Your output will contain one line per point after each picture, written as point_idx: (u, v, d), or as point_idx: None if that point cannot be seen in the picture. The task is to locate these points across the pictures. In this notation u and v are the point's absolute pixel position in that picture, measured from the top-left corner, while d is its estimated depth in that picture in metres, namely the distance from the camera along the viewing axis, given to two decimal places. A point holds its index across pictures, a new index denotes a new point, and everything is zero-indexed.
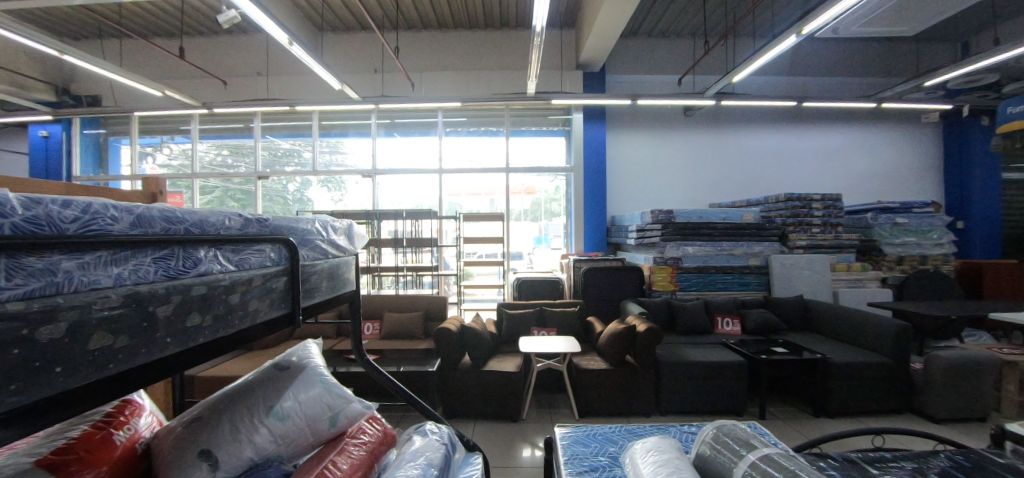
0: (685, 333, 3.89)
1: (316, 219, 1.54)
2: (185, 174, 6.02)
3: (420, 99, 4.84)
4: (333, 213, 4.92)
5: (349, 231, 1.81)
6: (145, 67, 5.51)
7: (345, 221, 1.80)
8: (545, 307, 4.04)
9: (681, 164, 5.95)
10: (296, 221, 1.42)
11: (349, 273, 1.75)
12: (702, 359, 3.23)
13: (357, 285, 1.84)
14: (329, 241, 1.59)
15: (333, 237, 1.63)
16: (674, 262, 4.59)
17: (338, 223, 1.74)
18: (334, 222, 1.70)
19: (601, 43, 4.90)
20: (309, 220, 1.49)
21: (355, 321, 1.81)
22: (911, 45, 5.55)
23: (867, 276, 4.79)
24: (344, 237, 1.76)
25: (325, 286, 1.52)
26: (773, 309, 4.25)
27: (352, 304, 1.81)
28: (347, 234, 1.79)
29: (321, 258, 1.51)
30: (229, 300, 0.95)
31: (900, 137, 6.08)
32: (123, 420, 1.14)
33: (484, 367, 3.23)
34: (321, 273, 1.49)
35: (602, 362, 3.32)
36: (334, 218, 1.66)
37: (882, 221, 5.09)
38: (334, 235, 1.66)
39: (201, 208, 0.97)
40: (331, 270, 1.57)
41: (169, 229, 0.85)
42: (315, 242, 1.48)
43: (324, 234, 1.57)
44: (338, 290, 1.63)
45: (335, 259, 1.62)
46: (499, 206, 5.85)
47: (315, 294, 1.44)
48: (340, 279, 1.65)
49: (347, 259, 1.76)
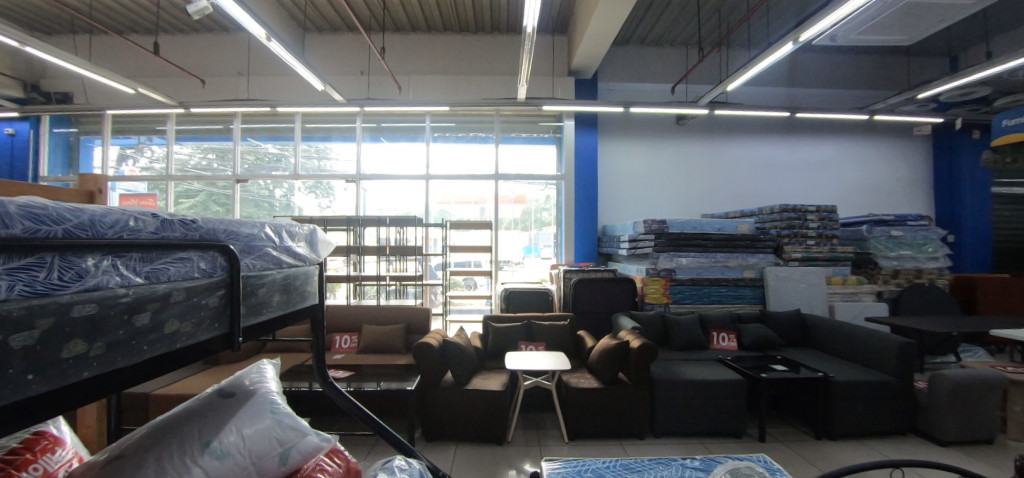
0: (679, 348, 3.71)
1: (267, 222, 1.20)
2: (161, 176, 5.75)
3: (408, 102, 4.68)
4: (314, 219, 4.69)
5: (311, 238, 1.49)
6: (120, 64, 5.27)
7: (307, 225, 1.48)
8: (533, 320, 3.84)
9: (675, 173, 5.86)
10: (240, 222, 1.08)
11: (310, 286, 1.43)
12: (700, 378, 3.05)
13: (320, 298, 1.51)
14: (286, 249, 1.27)
15: (291, 244, 1.31)
16: (668, 274, 4.43)
17: (298, 226, 1.41)
18: (292, 226, 1.37)
19: (594, 49, 4.82)
20: (257, 224, 1.15)
21: (318, 338, 1.54)
22: (902, 59, 5.59)
23: (863, 289, 4.70)
24: (305, 245, 1.44)
25: (276, 302, 1.18)
26: (770, 324, 4.10)
27: (314, 320, 1.50)
28: (309, 242, 1.47)
29: (274, 268, 1.17)
30: (132, 322, 0.70)
31: (891, 150, 6.10)
32: (27, 458, 1.02)
33: (468, 385, 3.00)
34: (274, 287, 1.16)
35: (594, 380, 3.12)
36: (293, 220, 1.34)
37: (877, 234, 5.02)
38: (292, 241, 1.33)
39: (94, 204, 0.68)
40: (287, 283, 1.24)
41: (39, 232, 0.57)
42: (267, 250, 1.15)
43: (279, 242, 1.24)
44: (294, 308, 1.31)
45: (292, 271, 1.29)
46: (488, 214, 5.68)
47: (263, 312, 1.12)
48: (298, 294, 1.33)
49: (309, 269, 1.43)
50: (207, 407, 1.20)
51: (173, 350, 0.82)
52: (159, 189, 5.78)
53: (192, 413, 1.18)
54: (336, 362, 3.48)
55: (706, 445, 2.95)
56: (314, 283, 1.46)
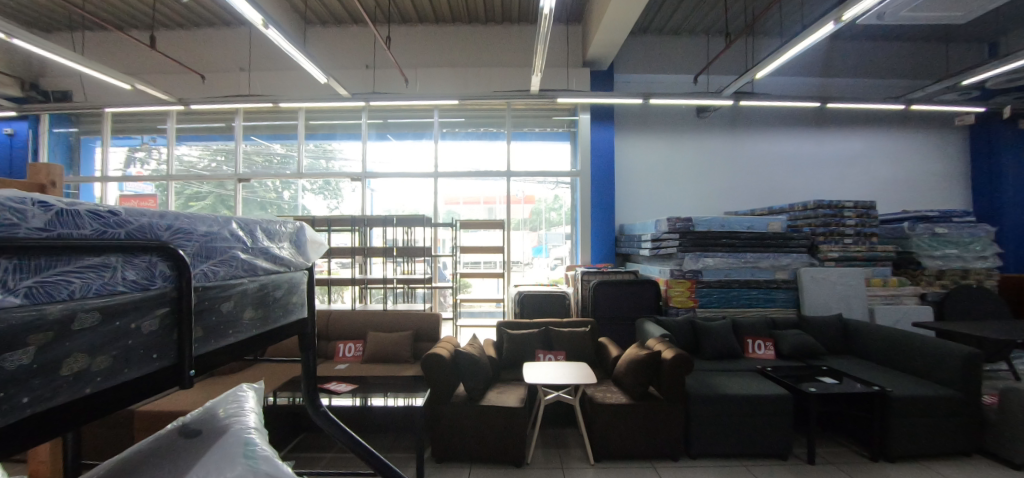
0: (712, 358, 3.40)
1: (236, 216, 0.91)
2: (163, 177, 5.58)
3: (416, 96, 4.44)
4: (316, 219, 4.44)
5: (297, 237, 1.22)
6: (119, 60, 5.08)
7: (292, 221, 1.21)
8: (551, 326, 3.56)
9: (695, 169, 5.54)
10: (196, 217, 0.79)
11: (296, 296, 1.17)
12: (741, 392, 2.74)
13: (309, 312, 1.25)
14: (264, 251, 0.99)
15: (270, 246, 1.04)
16: (694, 275, 4.13)
17: (281, 221, 1.14)
18: (271, 222, 1.09)
19: (612, 38, 4.53)
20: (226, 221, 0.88)
21: (307, 356, 1.28)
22: (940, 45, 5.22)
23: (904, 291, 4.33)
24: (289, 246, 1.16)
25: (248, 320, 0.92)
26: (808, 330, 3.76)
27: (302, 335, 1.25)
28: (296, 243, 1.20)
29: (246, 276, 0.91)
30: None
31: (928, 143, 5.71)
32: None
33: (483, 400, 2.72)
34: (242, 301, 0.89)
35: (621, 395, 2.82)
36: (272, 217, 1.07)
37: (920, 232, 4.64)
38: (273, 241, 1.07)
39: None
40: (262, 295, 0.98)
41: None
42: (236, 254, 0.87)
43: (255, 243, 0.97)
44: (277, 325, 1.06)
45: (270, 279, 1.02)
46: (499, 214, 5.42)
47: (231, 333, 0.86)
48: (281, 307, 1.07)
49: (294, 276, 1.16)
50: (162, 452, 0.93)
51: (74, 400, 0.54)
52: (162, 190, 5.62)
53: (140, 463, 0.90)
54: (339, 373, 3.23)
55: (750, 469, 2.63)
56: (302, 292, 1.20)
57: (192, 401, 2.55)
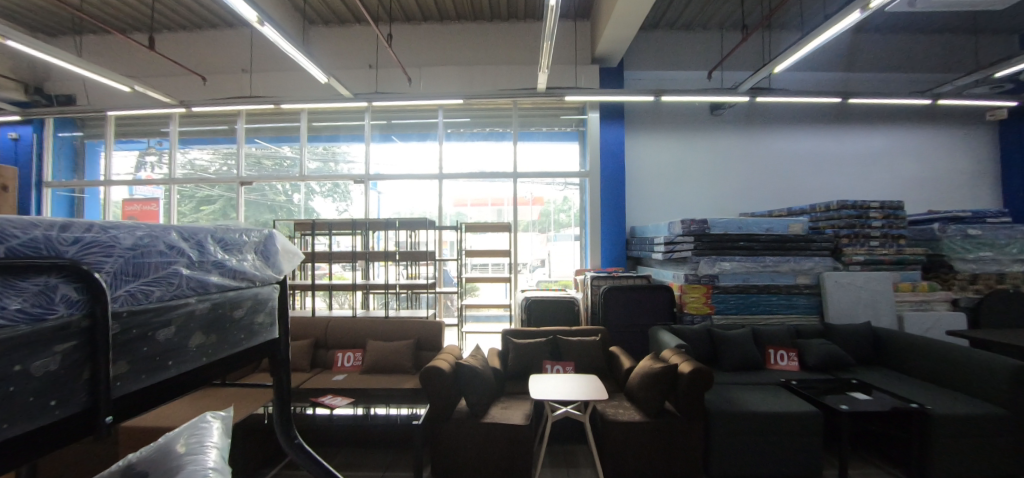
0: (732, 369, 3.20)
1: (176, 225, 0.80)
2: (167, 181, 5.54)
3: (420, 96, 4.32)
4: (319, 223, 4.33)
5: (262, 247, 1.11)
6: (121, 63, 5.04)
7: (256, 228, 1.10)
8: (559, 335, 3.39)
9: (709, 168, 5.32)
10: (126, 225, 0.68)
11: (258, 317, 1.08)
12: (765, 409, 2.54)
13: (278, 328, 1.17)
14: (217, 264, 0.89)
15: (226, 258, 0.93)
16: (710, 281, 3.93)
17: (243, 230, 1.03)
18: (231, 231, 0.98)
19: (621, 34, 4.36)
20: (163, 232, 0.76)
21: (280, 380, 1.23)
22: (969, 37, 4.94)
23: (935, 297, 4.07)
24: (254, 257, 1.05)
25: (195, 347, 0.83)
26: (833, 339, 3.54)
27: (274, 357, 1.20)
28: (261, 253, 1.10)
29: (192, 295, 0.81)
30: None
31: (955, 140, 5.43)
32: None
33: (486, 417, 2.57)
34: (184, 326, 0.80)
35: (635, 411, 2.64)
36: (229, 225, 0.97)
37: (952, 233, 4.35)
38: (231, 252, 0.96)
39: None
40: (212, 318, 0.89)
41: None
42: (179, 271, 0.77)
43: (206, 256, 0.86)
44: (233, 350, 0.97)
45: (226, 296, 0.92)
46: (506, 216, 5.27)
47: (173, 365, 0.77)
48: (241, 330, 0.99)
49: (261, 290, 1.08)
50: None
51: None
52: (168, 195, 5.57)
53: None
54: (338, 386, 3.12)
55: None
56: (268, 310, 1.12)
57: (183, 416, 2.44)
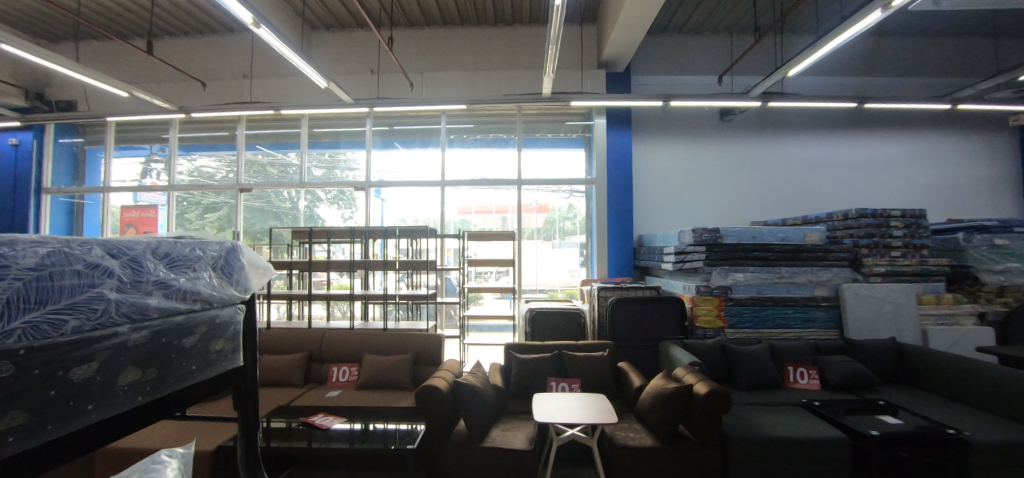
0: (748, 388, 3.02)
1: (102, 241, 0.76)
2: (167, 187, 5.48)
3: (421, 101, 4.21)
4: (318, 230, 4.20)
5: (221, 263, 1.14)
6: (122, 69, 5.00)
7: (215, 242, 1.13)
8: (565, 350, 3.23)
9: (717, 176, 5.18)
10: (31, 242, 0.61)
11: (215, 345, 1.08)
12: (789, 434, 2.34)
13: (235, 353, 1.18)
14: (159, 284, 0.87)
15: (170, 277, 0.92)
16: (722, 292, 3.77)
17: (199, 244, 1.07)
18: (180, 248, 0.99)
19: (628, 37, 4.24)
20: (86, 247, 0.72)
21: (247, 420, 1.22)
22: (990, 40, 4.77)
23: (962, 310, 3.85)
24: (212, 274, 1.08)
25: (129, 386, 0.80)
26: (854, 355, 3.34)
27: (239, 391, 1.22)
28: (222, 268, 1.13)
29: (125, 323, 0.77)
30: None
31: (975, 146, 5.23)
32: None
33: (486, 440, 2.41)
34: (112, 360, 0.75)
35: (646, 435, 2.44)
36: (174, 240, 0.97)
37: (977, 243, 4.17)
38: (179, 271, 0.95)
39: None
40: (150, 350, 0.85)
41: None
42: (105, 294, 0.72)
43: (144, 277, 0.83)
44: (181, 385, 0.96)
45: (167, 322, 0.91)
46: (510, 224, 5.13)
47: (93, 409, 0.72)
48: (193, 361, 1.00)
49: (214, 313, 1.09)
50: None
51: None
52: (178, 201, 5.51)
53: None
54: (331, 403, 3.00)
55: None
56: (227, 335, 1.13)
57: (165, 439, 2.30)
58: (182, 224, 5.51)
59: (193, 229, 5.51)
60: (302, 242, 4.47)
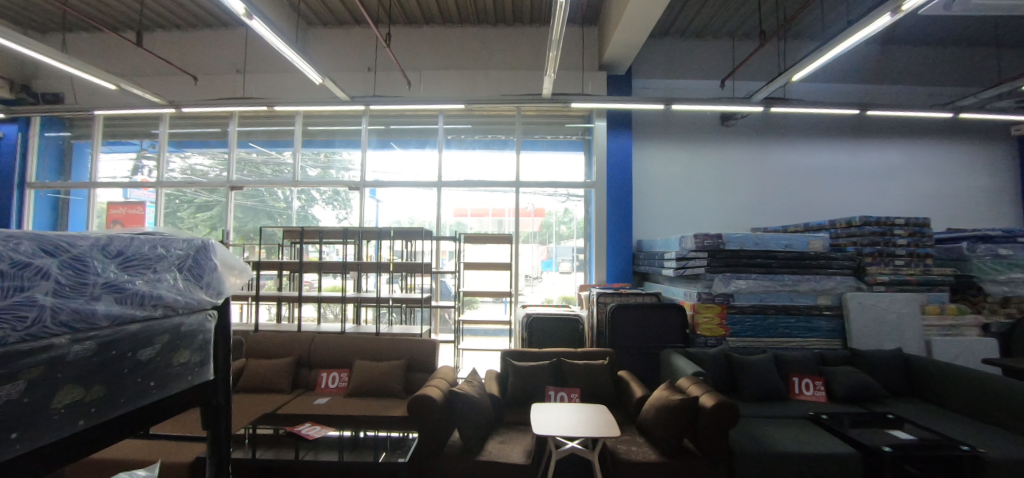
0: (752, 400, 2.92)
1: (38, 238, 0.70)
2: (155, 184, 5.32)
3: (418, 100, 4.13)
4: (309, 230, 4.07)
5: (190, 264, 1.08)
6: (111, 62, 4.87)
7: (184, 239, 1.08)
8: (563, 357, 3.12)
9: (717, 181, 5.12)
10: None
11: (177, 358, 1.02)
12: (798, 450, 2.24)
13: (199, 364, 1.11)
14: (108, 286, 0.81)
15: (121, 279, 0.85)
16: (724, 300, 3.66)
17: (163, 242, 1.01)
18: (137, 247, 0.93)
19: (629, 39, 4.17)
20: (18, 243, 0.65)
21: (218, 436, 1.17)
22: (990, 51, 4.77)
23: (965, 321, 3.79)
24: (177, 275, 1.03)
25: (66, 408, 0.71)
26: (859, 366, 3.26)
27: (208, 407, 1.16)
28: (190, 270, 1.08)
29: (62, 333, 0.70)
30: None
31: (974, 155, 5.21)
32: None
33: (481, 453, 2.30)
34: (47, 377, 0.67)
35: (649, 449, 2.34)
36: (128, 237, 0.91)
37: (981, 253, 4.11)
38: (134, 273, 0.89)
39: None
40: (97, 364, 0.78)
41: None
42: (36, 297, 0.65)
43: (88, 280, 0.77)
44: (133, 404, 0.88)
45: (119, 331, 0.83)
46: (507, 227, 5.03)
47: (20, 438, 0.63)
48: (151, 377, 0.93)
49: (177, 320, 1.02)
50: None
51: None
52: (169, 199, 5.37)
53: None
54: (319, 411, 2.87)
55: None
56: (190, 345, 1.06)
57: (140, 450, 2.17)
58: (172, 222, 5.36)
59: (184, 228, 5.36)
60: (293, 242, 4.34)
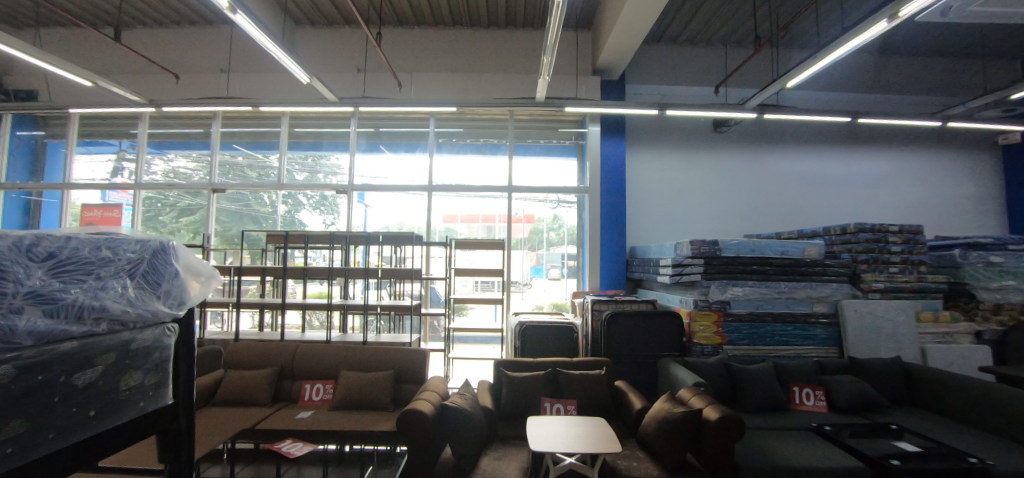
0: (753, 411, 2.84)
1: None
2: (134, 185, 5.11)
3: (408, 102, 4.02)
4: (293, 235, 3.91)
5: (144, 269, 0.91)
6: (89, 58, 4.68)
7: (136, 241, 0.91)
8: (559, 367, 3.01)
9: (711, 188, 5.10)
10: None
11: (127, 380, 0.85)
12: (804, 464, 2.15)
13: (153, 387, 0.93)
14: (31, 296, 0.65)
15: (47, 288, 0.68)
16: (721, 307, 3.60)
17: (106, 244, 0.84)
18: (68, 250, 0.76)
19: (624, 44, 4.13)
20: None
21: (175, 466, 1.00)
22: (974, 62, 4.87)
23: (958, 329, 3.78)
24: (127, 282, 0.86)
25: None
26: (859, 375, 3.20)
27: (163, 434, 0.98)
28: (145, 277, 0.91)
29: None
30: None
31: (961, 164, 5.29)
32: None
33: (473, 471, 2.16)
34: None
35: (650, 464, 2.22)
36: (59, 237, 0.74)
37: (973, 261, 4.09)
38: (65, 280, 0.72)
39: None
40: (18, 393, 0.61)
41: None
42: None
43: (4, 287, 0.60)
44: (68, 439, 0.71)
45: (50, 351, 0.66)
46: (500, 233, 4.92)
47: None
48: (92, 405, 0.76)
49: (126, 335, 0.84)
50: None
51: None
52: (149, 201, 5.15)
53: None
54: (301, 425, 2.70)
55: None
56: (142, 365, 0.89)
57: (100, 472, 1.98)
58: (152, 226, 5.13)
59: (164, 232, 5.13)
60: (277, 247, 4.17)
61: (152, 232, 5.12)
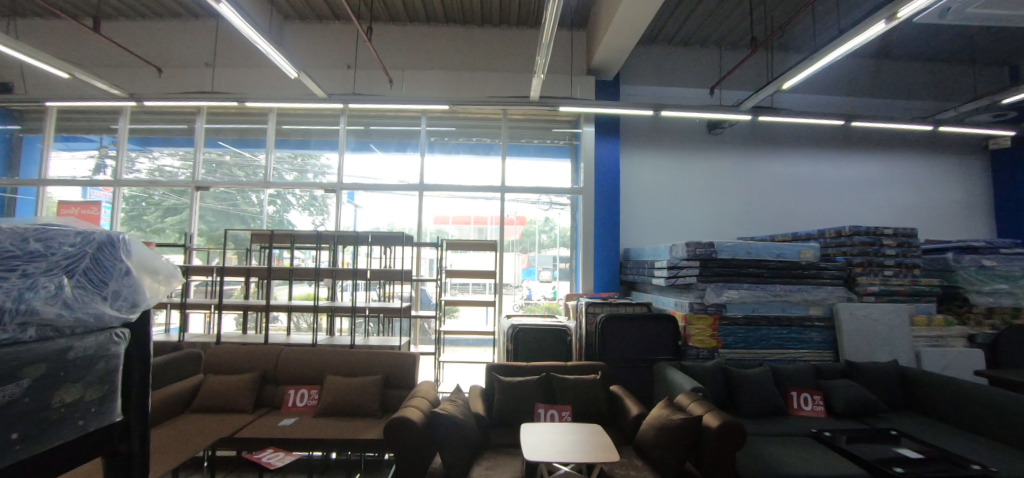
0: (751, 416, 2.78)
1: None
2: (113, 182, 4.92)
3: (399, 99, 3.93)
4: (277, 234, 3.78)
5: (86, 266, 0.75)
6: (68, 50, 4.51)
7: (76, 233, 0.75)
8: (552, 372, 2.92)
9: (705, 190, 5.07)
10: None
11: (60, 396, 0.65)
12: (806, 471, 2.08)
13: (99, 402, 0.73)
14: None
15: None
16: (717, 310, 3.54)
17: (35, 235, 0.68)
18: None
19: (619, 44, 4.09)
20: None
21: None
22: (963, 68, 4.93)
23: (952, 332, 3.77)
24: (66, 281, 0.69)
25: None
26: (855, 379, 3.16)
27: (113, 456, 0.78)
28: (87, 275, 0.74)
29: None
30: None
31: (951, 169, 5.33)
32: None
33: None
34: None
35: (649, 473, 2.14)
36: None
37: (966, 264, 4.12)
38: None
39: None
40: None
41: None
42: None
43: None
44: None
45: None
46: (492, 234, 4.84)
47: None
48: (12, 429, 0.58)
49: (64, 344, 0.66)
50: None
51: None
52: (132, 200, 4.96)
53: None
54: (284, 432, 2.56)
55: None
56: (82, 377, 0.69)
57: None
58: (135, 225, 4.95)
59: (148, 232, 4.95)
60: (262, 246, 4.03)
61: (135, 232, 4.94)
